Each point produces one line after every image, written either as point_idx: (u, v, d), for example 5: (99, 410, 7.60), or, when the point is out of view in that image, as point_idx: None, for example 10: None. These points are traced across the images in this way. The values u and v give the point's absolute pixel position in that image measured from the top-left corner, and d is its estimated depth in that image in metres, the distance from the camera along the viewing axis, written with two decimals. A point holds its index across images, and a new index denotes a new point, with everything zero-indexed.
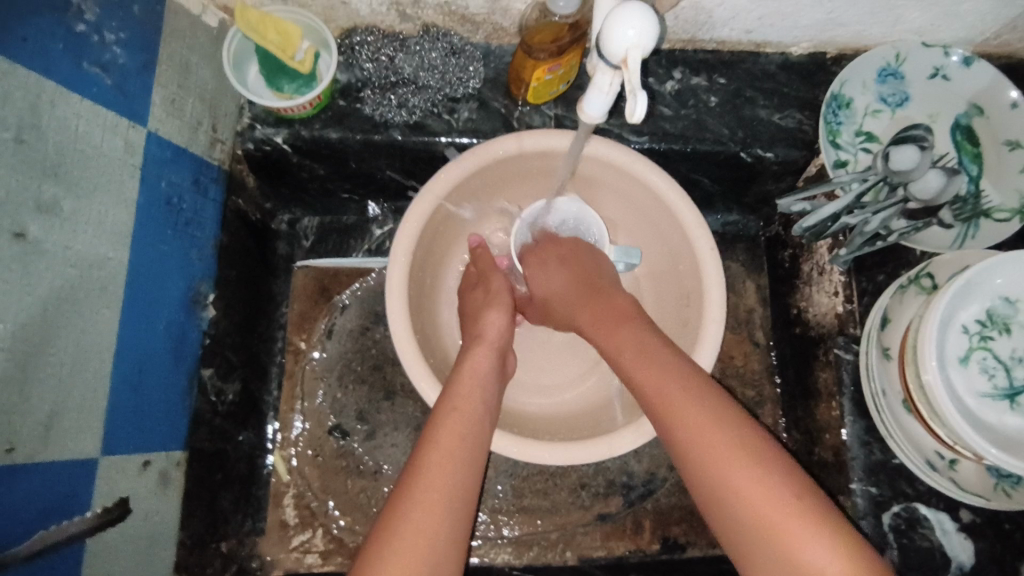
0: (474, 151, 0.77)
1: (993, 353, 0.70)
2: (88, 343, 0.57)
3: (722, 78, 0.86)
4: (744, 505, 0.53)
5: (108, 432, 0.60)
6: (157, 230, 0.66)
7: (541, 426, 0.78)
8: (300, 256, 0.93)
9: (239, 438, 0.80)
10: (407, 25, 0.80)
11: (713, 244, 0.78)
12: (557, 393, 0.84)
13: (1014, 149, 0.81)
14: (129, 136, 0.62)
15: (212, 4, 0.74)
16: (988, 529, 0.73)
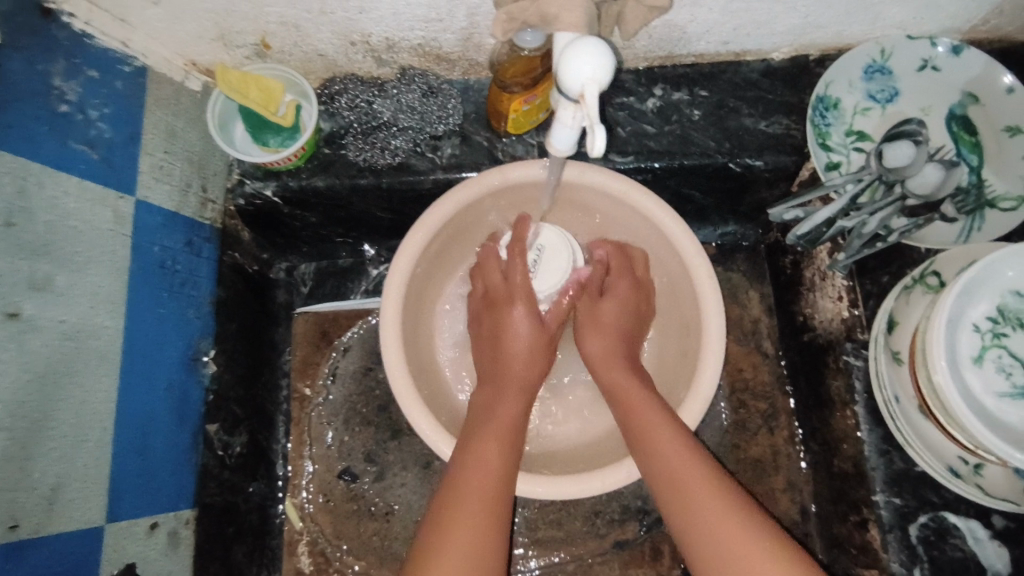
0: (468, 184, 0.79)
1: (1009, 349, 0.67)
2: (87, 412, 0.59)
3: (704, 91, 0.86)
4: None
5: (113, 497, 0.61)
6: (153, 294, 0.68)
7: (539, 459, 0.80)
8: (299, 303, 0.95)
9: (249, 489, 0.80)
10: (385, 70, 0.81)
11: (713, 272, 0.79)
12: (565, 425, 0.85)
13: (1015, 134, 0.79)
14: (119, 207, 0.64)
15: (193, 68, 0.77)
16: (1022, 535, 0.69)
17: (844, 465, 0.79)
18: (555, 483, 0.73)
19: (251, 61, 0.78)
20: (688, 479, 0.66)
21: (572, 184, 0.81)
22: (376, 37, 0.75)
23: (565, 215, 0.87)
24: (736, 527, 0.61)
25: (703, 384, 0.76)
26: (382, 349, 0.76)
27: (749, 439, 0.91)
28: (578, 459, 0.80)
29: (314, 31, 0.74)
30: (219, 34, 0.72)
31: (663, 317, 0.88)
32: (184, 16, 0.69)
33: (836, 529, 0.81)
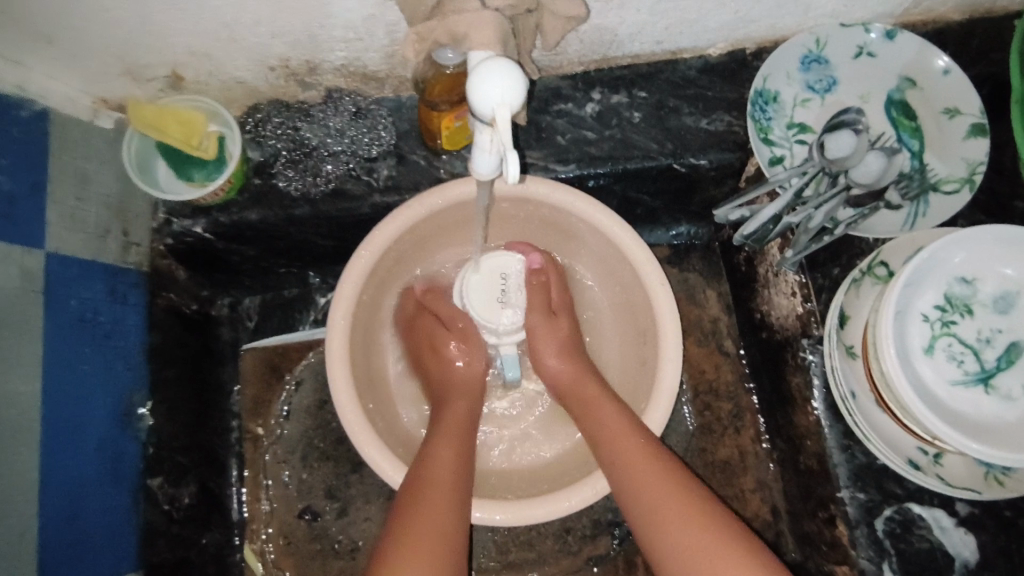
0: (406, 207, 0.76)
1: (958, 337, 0.67)
2: (5, 487, 0.55)
3: (643, 92, 0.84)
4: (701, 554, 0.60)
5: (44, 571, 0.58)
6: (74, 350, 0.64)
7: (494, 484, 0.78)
8: (246, 338, 0.90)
9: (203, 541, 0.76)
10: (310, 94, 0.78)
11: (665, 279, 0.77)
12: (529, 449, 0.83)
13: (953, 117, 0.79)
14: (26, 262, 0.60)
15: (103, 106, 0.73)
16: (988, 520, 0.69)
17: (810, 462, 0.78)
18: (511, 508, 0.71)
19: (166, 94, 0.74)
20: (647, 479, 0.65)
21: (516, 198, 0.79)
22: (295, 61, 0.72)
23: (513, 229, 0.85)
24: (701, 524, 0.61)
25: (662, 399, 0.75)
26: (331, 382, 0.73)
27: (716, 439, 0.89)
28: (543, 478, 0.79)
29: (229, 59, 0.70)
30: (126, 68, 0.69)
31: (622, 327, 0.86)
32: (84, 55, 0.65)
33: (807, 527, 0.80)
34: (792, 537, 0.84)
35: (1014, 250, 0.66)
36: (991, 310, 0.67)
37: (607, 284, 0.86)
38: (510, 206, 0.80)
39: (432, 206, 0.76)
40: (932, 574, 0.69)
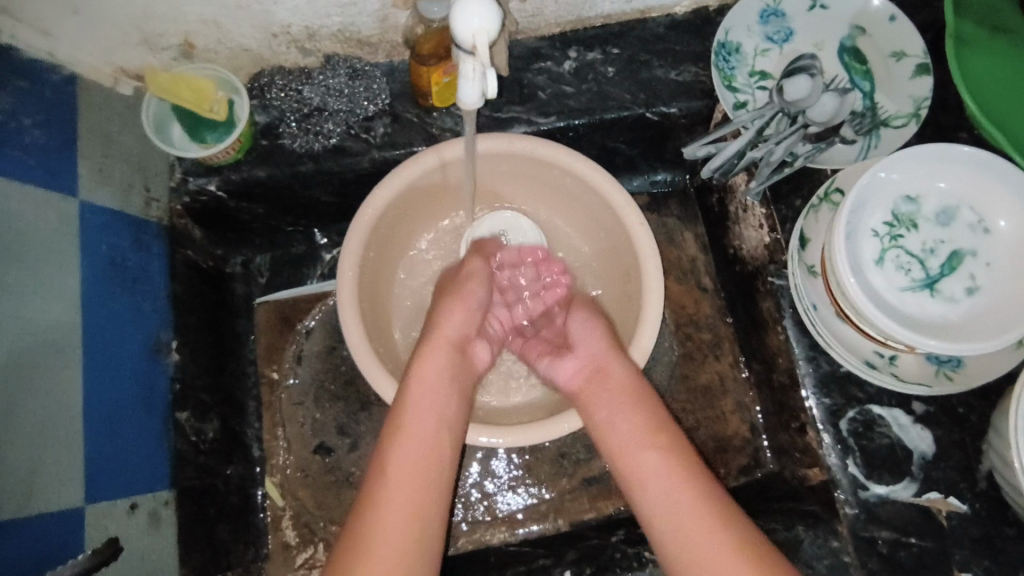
0: (403, 166, 0.82)
1: (905, 248, 0.74)
2: (54, 401, 0.62)
3: (615, 48, 0.91)
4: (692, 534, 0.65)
5: (90, 481, 0.65)
6: (106, 289, 0.71)
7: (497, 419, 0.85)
8: (259, 293, 0.97)
9: (227, 472, 0.83)
10: (310, 59, 0.85)
11: (642, 217, 0.84)
12: (525, 386, 0.90)
13: (900, 59, 0.86)
14: (62, 208, 0.67)
15: (122, 75, 0.79)
16: (942, 416, 0.76)
17: (782, 378, 0.85)
18: (512, 434, 0.77)
19: (179, 63, 0.81)
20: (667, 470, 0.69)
21: (502, 153, 0.85)
22: (296, 27, 0.79)
23: (502, 186, 0.91)
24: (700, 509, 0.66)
25: (646, 328, 0.81)
26: (341, 322, 0.79)
27: (697, 368, 0.96)
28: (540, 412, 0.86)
29: (235, 26, 0.77)
30: (143, 37, 0.76)
31: (607, 271, 0.92)
32: (106, 24, 0.72)
33: (782, 439, 0.87)
34: (770, 451, 0.91)
35: (951, 168, 0.74)
36: (934, 224, 0.74)
37: (591, 234, 0.92)
38: (496, 164, 0.87)
39: (426, 166, 0.83)
40: (891, 466, 0.76)
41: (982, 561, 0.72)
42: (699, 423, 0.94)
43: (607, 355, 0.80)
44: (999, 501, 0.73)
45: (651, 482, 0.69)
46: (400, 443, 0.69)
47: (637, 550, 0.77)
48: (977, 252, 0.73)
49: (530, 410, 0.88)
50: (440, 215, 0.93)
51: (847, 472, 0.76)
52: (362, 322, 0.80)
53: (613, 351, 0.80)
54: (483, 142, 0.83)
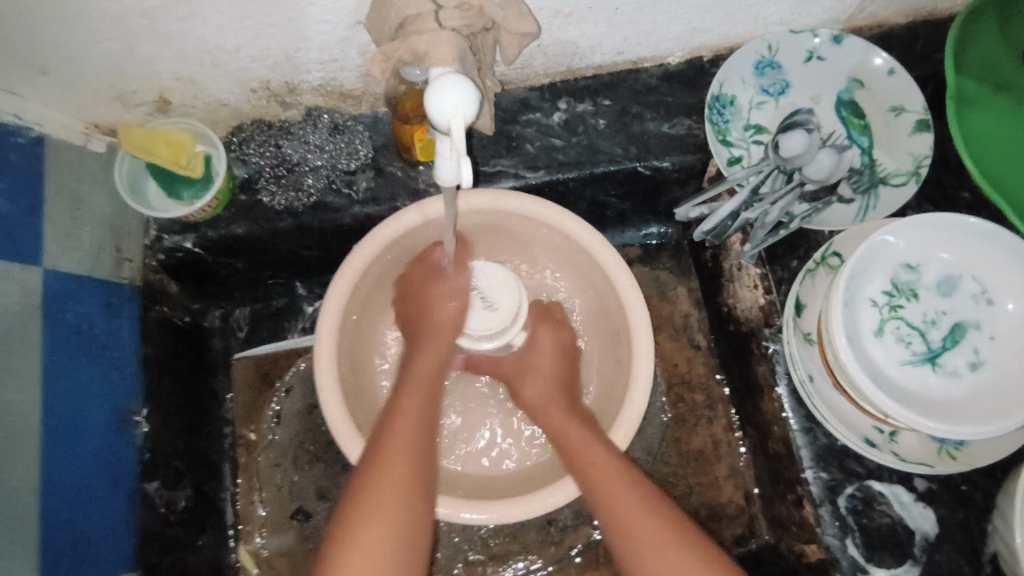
0: (383, 226, 0.80)
1: (906, 320, 0.71)
2: (9, 489, 0.59)
3: (607, 100, 0.88)
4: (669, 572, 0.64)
5: (45, 567, 0.61)
6: (69, 361, 0.68)
7: (481, 487, 0.82)
8: (236, 348, 0.94)
9: (199, 543, 0.79)
10: (291, 112, 0.82)
11: (633, 277, 0.81)
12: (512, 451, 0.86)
13: (899, 114, 0.83)
14: (25, 278, 0.64)
15: (96, 131, 0.77)
16: (945, 494, 0.73)
17: (778, 446, 0.82)
18: (500, 506, 0.75)
19: (154, 117, 0.79)
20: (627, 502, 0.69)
21: (485, 210, 0.83)
22: (275, 83, 0.77)
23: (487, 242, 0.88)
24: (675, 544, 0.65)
25: (636, 395, 0.78)
26: (319, 390, 0.77)
27: (690, 430, 0.93)
28: (531, 477, 0.83)
29: (211, 82, 0.75)
30: (116, 94, 0.73)
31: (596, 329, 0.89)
32: (77, 82, 0.70)
33: (778, 509, 0.84)
34: (765, 520, 0.88)
35: (952, 237, 0.71)
36: (935, 294, 0.71)
37: (581, 293, 0.89)
38: (481, 219, 0.84)
39: (406, 224, 0.81)
40: (893, 547, 0.72)
41: None
42: (691, 488, 0.90)
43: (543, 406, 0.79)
44: None
45: (630, 518, 0.68)
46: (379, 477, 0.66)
47: None
48: (981, 325, 0.70)
49: (514, 475, 0.84)
50: None
51: (846, 553, 0.73)
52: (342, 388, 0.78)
53: (557, 399, 0.79)
54: (466, 199, 0.81)
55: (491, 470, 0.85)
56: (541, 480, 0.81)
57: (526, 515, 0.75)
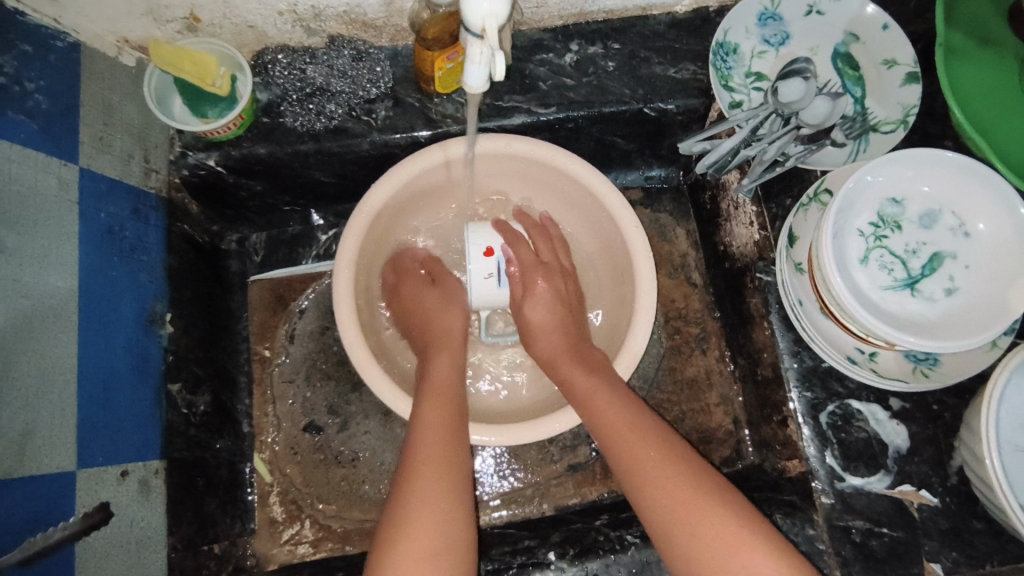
0: (403, 164, 0.84)
1: (889, 249, 0.76)
2: (49, 366, 0.62)
3: (617, 43, 0.92)
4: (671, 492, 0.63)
5: (82, 445, 0.65)
6: (102, 258, 0.71)
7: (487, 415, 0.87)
8: (253, 270, 0.98)
9: (217, 446, 0.83)
10: (315, 39, 0.85)
11: (636, 218, 0.86)
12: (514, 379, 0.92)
13: (891, 67, 0.87)
14: (63, 174, 0.67)
15: (126, 45, 0.79)
16: (918, 413, 0.79)
17: (766, 372, 0.88)
18: (502, 431, 0.79)
19: (183, 36, 0.81)
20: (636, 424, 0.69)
21: (498, 155, 0.87)
22: (302, 6, 0.79)
23: (497, 185, 0.93)
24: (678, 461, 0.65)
25: (640, 319, 0.82)
26: (338, 317, 0.80)
27: (685, 360, 1.00)
28: (536, 410, 0.87)
29: (241, 1, 0.77)
30: (149, 8, 0.75)
31: (602, 269, 0.93)
32: None
33: (764, 431, 0.90)
34: (751, 443, 0.95)
35: (934, 173, 0.76)
36: (917, 226, 0.77)
37: (592, 238, 0.93)
38: (494, 163, 0.88)
39: (426, 164, 0.85)
40: (867, 459, 0.78)
41: (951, 552, 0.75)
42: (684, 414, 0.97)
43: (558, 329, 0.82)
44: (968, 496, 0.76)
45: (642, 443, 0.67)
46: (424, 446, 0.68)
47: (619, 533, 0.79)
48: (957, 255, 0.76)
49: (518, 408, 0.89)
50: (439, 212, 0.94)
51: (824, 463, 0.79)
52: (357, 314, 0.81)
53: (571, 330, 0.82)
54: (483, 142, 0.85)
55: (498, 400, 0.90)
56: (544, 409, 0.86)
57: (524, 439, 0.79)
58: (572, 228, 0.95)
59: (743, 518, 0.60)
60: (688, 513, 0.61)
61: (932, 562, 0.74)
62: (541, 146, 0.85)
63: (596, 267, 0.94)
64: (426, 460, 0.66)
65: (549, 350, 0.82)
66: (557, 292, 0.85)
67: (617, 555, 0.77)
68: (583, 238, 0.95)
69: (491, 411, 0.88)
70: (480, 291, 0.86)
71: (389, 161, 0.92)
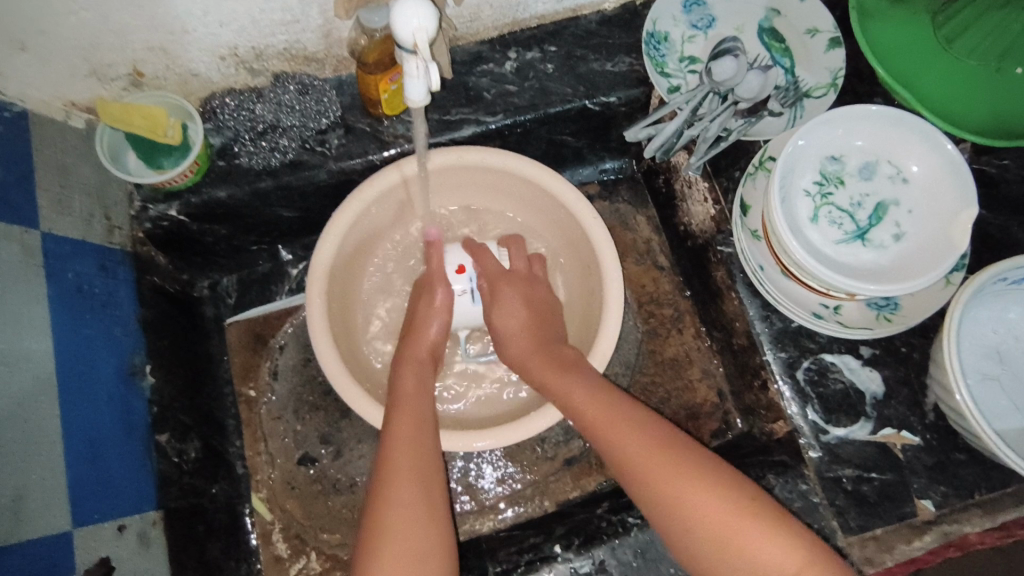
0: (362, 189, 0.85)
1: (836, 204, 0.80)
2: (33, 430, 0.62)
3: (553, 47, 0.95)
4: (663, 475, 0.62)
5: (76, 503, 0.65)
6: (75, 316, 0.72)
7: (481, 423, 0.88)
8: (228, 313, 0.99)
9: (212, 491, 0.83)
10: (260, 79, 0.87)
11: (595, 212, 0.88)
12: (498, 385, 0.93)
13: (814, 34, 0.91)
14: (25, 239, 0.68)
15: (74, 108, 0.80)
16: (888, 357, 0.81)
17: (741, 340, 0.90)
18: (492, 433, 0.80)
19: (129, 92, 0.82)
20: (619, 413, 0.69)
21: (453, 167, 0.89)
22: (243, 48, 0.81)
23: (456, 197, 0.96)
24: (672, 446, 0.64)
25: (613, 308, 0.84)
26: (316, 345, 0.81)
27: (663, 341, 1.02)
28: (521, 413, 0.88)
29: (183, 52, 0.79)
30: (92, 68, 0.76)
31: (572, 266, 0.95)
32: (55, 57, 0.73)
33: (748, 399, 0.92)
34: (737, 413, 0.97)
35: (864, 126, 0.80)
36: (858, 179, 0.80)
37: (555, 236, 0.96)
38: (451, 175, 0.90)
39: (385, 185, 0.86)
40: (847, 408, 0.81)
41: (939, 486, 0.77)
42: (669, 393, 0.99)
43: (521, 326, 0.83)
44: (948, 430, 0.78)
45: (625, 422, 0.68)
46: (397, 455, 0.67)
47: (621, 517, 0.80)
48: (899, 202, 0.79)
49: (507, 412, 0.91)
50: (403, 231, 0.96)
51: (807, 419, 0.81)
52: (336, 346, 0.82)
53: (539, 327, 0.83)
54: (437, 157, 0.87)
55: (487, 407, 0.92)
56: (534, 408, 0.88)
57: (517, 438, 0.80)
58: (535, 229, 0.97)
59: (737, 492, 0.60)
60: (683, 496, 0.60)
61: (923, 499, 0.77)
62: (497, 154, 0.87)
63: (565, 264, 0.96)
64: (410, 469, 0.66)
65: (517, 350, 0.82)
66: (526, 293, 0.86)
67: (621, 538, 0.78)
68: (547, 238, 0.97)
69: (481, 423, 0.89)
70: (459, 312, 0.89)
71: (348, 187, 0.93)
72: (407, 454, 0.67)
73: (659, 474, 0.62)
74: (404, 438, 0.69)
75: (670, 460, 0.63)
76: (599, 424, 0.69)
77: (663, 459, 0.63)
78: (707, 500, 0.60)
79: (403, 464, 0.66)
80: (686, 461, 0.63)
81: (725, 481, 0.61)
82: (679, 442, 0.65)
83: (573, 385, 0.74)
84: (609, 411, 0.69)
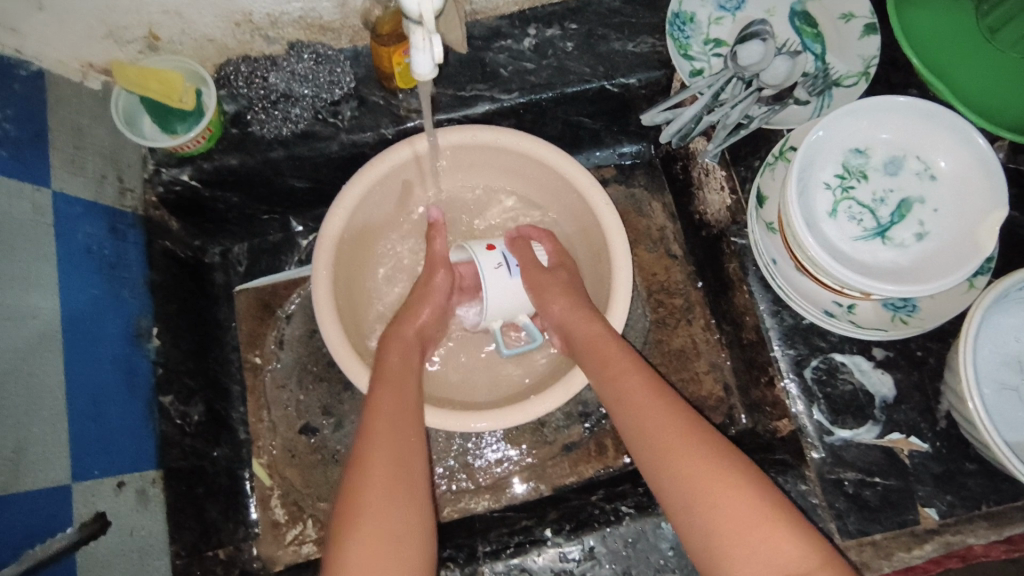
0: (373, 164, 0.84)
1: (857, 199, 0.77)
2: (37, 385, 0.64)
3: (573, 24, 0.93)
4: (683, 472, 0.62)
5: (75, 459, 0.67)
6: (83, 276, 0.73)
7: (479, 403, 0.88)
8: (237, 281, 1.00)
9: (214, 454, 0.85)
10: (274, 47, 0.86)
11: (608, 198, 0.86)
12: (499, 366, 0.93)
13: (849, 20, 0.87)
14: (36, 198, 0.69)
15: (91, 69, 0.81)
16: (901, 360, 0.79)
17: (750, 334, 0.88)
18: (492, 416, 0.80)
19: (145, 55, 0.82)
20: (649, 405, 0.68)
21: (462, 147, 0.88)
22: (257, 15, 0.80)
23: (468, 176, 0.95)
24: (691, 440, 0.64)
25: (619, 296, 0.82)
26: (319, 321, 0.81)
27: (671, 331, 1.00)
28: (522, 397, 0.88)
29: (197, 16, 0.79)
30: (107, 30, 0.77)
31: (582, 251, 0.93)
32: (71, 18, 0.73)
33: (753, 395, 0.90)
34: (743, 408, 0.95)
35: (892, 119, 0.76)
36: (883, 174, 0.77)
37: (566, 220, 0.94)
38: (463, 153, 0.89)
39: (396, 160, 0.86)
40: (854, 410, 0.78)
41: (945, 496, 0.75)
42: (673, 384, 0.98)
43: (564, 309, 0.81)
44: (959, 439, 0.76)
45: (651, 411, 0.68)
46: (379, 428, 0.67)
47: (615, 506, 0.80)
48: (925, 199, 0.76)
49: (508, 394, 0.90)
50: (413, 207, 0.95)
51: (812, 419, 0.79)
52: (340, 323, 0.82)
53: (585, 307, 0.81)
54: (448, 135, 0.86)
55: (490, 387, 0.92)
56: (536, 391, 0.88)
57: (517, 423, 0.80)
58: (547, 213, 0.96)
59: (751, 489, 0.59)
60: (708, 490, 0.60)
61: (927, 507, 0.75)
62: (510, 134, 0.86)
63: (575, 248, 0.94)
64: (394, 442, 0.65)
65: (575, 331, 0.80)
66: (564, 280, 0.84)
67: (612, 526, 0.78)
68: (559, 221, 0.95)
69: (482, 404, 0.89)
70: (498, 290, 0.85)
71: (360, 160, 0.93)
72: (389, 429, 0.67)
73: (683, 470, 0.62)
74: (391, 413, 0.68)
75: (694, 454, 0.62)
76: (633, 415, 0.69)
77: (685, 455, 0.63)
78: (726, 498, 0.59)
79: (385, 438, 0.66)
80: (696, 458, 0.62)
81: (741, 477, 0.60)
82: (697, 434, 0.64)
83: (612, 374, 0.73)
84: (644, 405, 0.68)
